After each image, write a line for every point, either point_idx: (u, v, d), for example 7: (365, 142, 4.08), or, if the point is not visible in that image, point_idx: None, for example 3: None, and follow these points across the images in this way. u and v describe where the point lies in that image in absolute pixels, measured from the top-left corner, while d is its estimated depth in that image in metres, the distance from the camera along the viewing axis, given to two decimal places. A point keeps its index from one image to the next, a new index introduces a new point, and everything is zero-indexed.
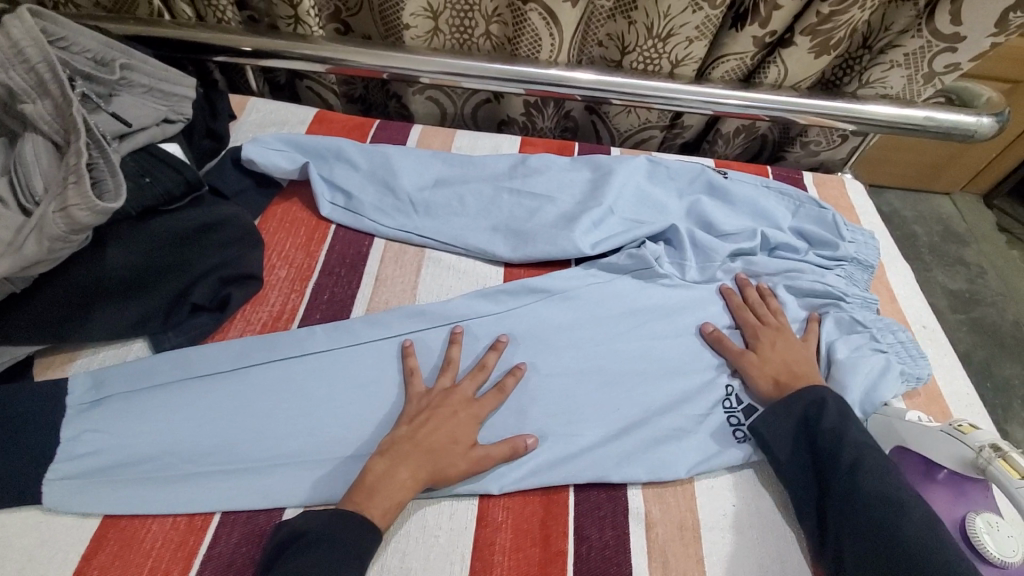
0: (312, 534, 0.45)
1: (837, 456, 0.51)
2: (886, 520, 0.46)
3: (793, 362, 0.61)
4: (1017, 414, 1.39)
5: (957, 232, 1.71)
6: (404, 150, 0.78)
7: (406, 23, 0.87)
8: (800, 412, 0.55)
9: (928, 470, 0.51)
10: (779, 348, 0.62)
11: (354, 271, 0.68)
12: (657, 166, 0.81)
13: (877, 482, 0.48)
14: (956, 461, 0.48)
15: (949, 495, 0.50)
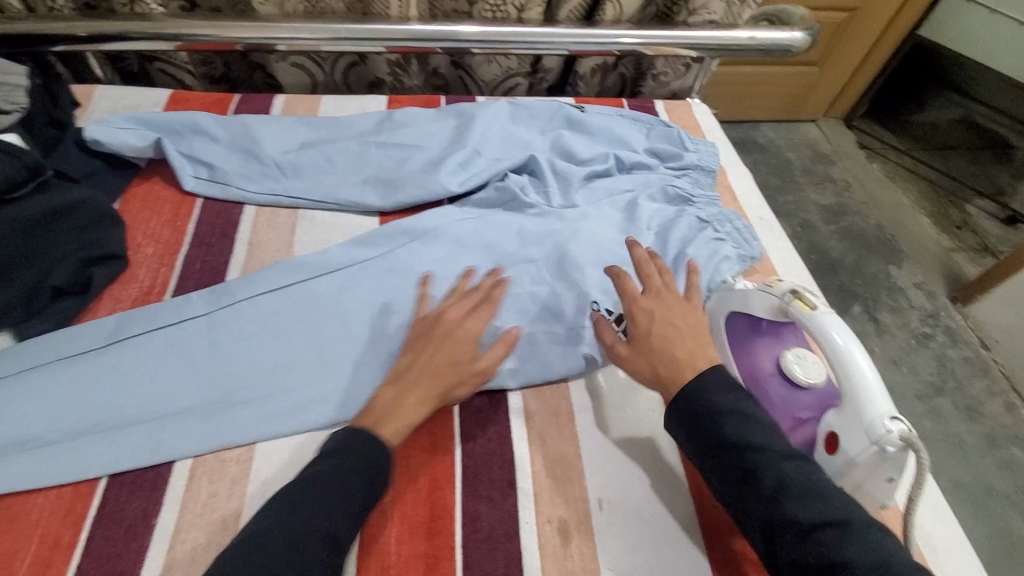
0: (344, 447, 0.48)
1: (752, 470, 0.44)
2: (833, 554, 0.39)
3: (688, 359, 0.51)
4: (883, 302, 1.52)
5: (824, 153, 1.86)
6: (266, 118, 0.78)
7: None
8: (708, 426, 0.47)
9: (753, 323, 0.60)
10: (675, 346, 0.52)
11: (225, 239, 0.68)
12: (518, 108, 0.86)
13: (810, 505, 0.41)
14: (771, 310, 0.56)
15: (769, 341, 0.59)
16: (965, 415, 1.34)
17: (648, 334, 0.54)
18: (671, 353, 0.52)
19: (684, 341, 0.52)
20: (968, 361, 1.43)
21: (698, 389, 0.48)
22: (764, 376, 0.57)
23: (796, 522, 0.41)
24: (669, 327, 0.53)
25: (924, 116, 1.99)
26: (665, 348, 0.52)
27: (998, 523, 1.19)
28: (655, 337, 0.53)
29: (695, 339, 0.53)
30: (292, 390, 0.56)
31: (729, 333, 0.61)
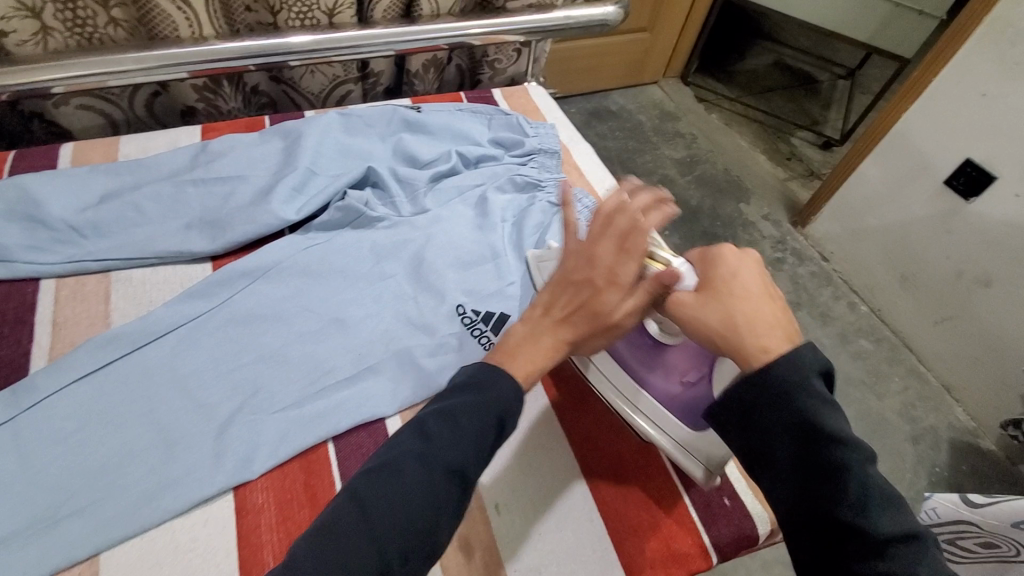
0: (462, 385, 0.47)
1: (839, 475, 0.41)
2: (908, 574, 0.38)
3: (773, 326, 0.47)
4: (741, 238, 1.67)
5: (670, 111, 1.99)
6: (46, 174, 0.66)
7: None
8: (798, 419, 0.43)
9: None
10: (759, 312, 0.48)
11: (20, 325, 0.58)
12: (350, 118, 0.80)
13: (890, 515, 0.40)
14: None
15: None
16: (820, 321, 1.52)
17: (726, 294, 0.49)
18: (754, 316, 0.48)
19: (766, 307, 0.48)
20: (815, 275, 1.62)
21: (799, 363, 0.44)
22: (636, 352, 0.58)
23: (873, 535, 0.39)
24: (750, 292, 0.49)
25: (745, 65, 2.18)
26: (745, 309, 0.48)
27: (859, 407, 1.37)
28: (736, 296, 0.49)
29: (775, 309, 0.49)
30: (134, 482, 0.49)
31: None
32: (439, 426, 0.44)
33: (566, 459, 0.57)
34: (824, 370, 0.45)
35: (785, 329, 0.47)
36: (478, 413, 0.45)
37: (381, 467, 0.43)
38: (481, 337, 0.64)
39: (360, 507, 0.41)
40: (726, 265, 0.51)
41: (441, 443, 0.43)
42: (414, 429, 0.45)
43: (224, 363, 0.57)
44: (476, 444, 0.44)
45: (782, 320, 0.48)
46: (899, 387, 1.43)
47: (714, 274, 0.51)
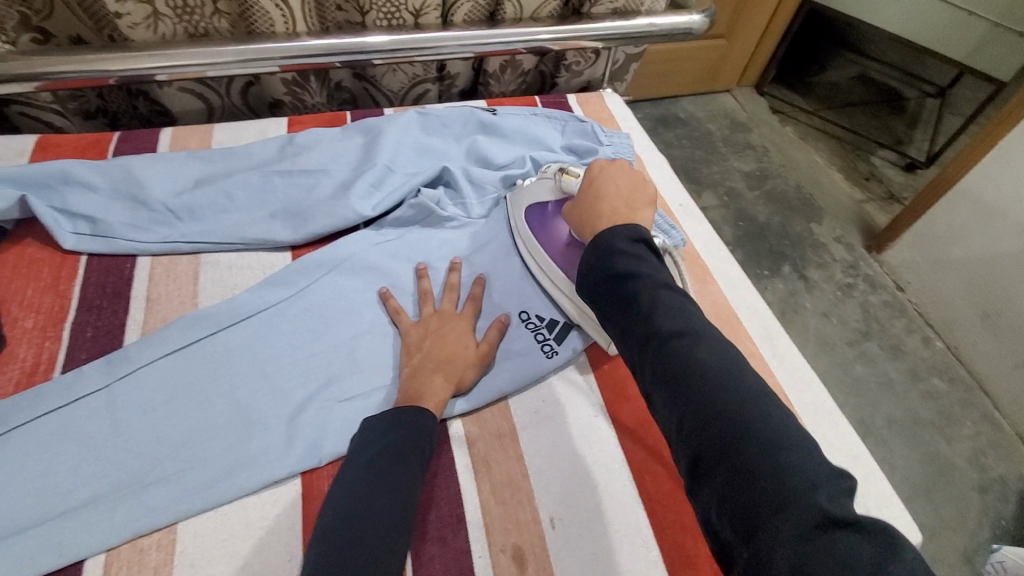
0: (387, 426, 0.50)
1: (655, 336, 0.43)
2: (686, 359, 0.40)
3: (608, 216, 0.54)
4: (810, 258, 1.59)
5: (741, 122, 1.92)
6: (150, 157, 0.71)
7: (115, 9, 0.74)
8: (615, 284, 0.46)
9: (544, 210, 0.69)
10: (600, 207, 0.56)
11: (118, 298, 0.62)
12: (429, 118, 0.81)
13: (673, 318, 0.43)
14: (553, 188, 0.68)
15: (561, 222, 0.67)
16: (890, 354, 1.43)
17: (588, 196, 0.58)
18: (602, 207, 0.56)
19: (611, 202, 0.56)
20: (888, 304, 1.52)
21: (607, 241, 0.49)
22: (561, 249, 0.66)
23: (659, 333, 0.42)
24: (607, 191, 0.57)
25: (826, 77, 2.08)
26: (598, 203, 0.56)
27: (927, 450, 1.28)
28: (590, 198, 0.58)
29: (630, 205, 0.55)
30: (212, 457, 0.52)
31: (532, 225, 0.69)
32: (386, 465, 0.47)
33: (624, 478, 0.56)
34: (649, 242, 0.48)
35: (625, 218, 0.53)
36: (416, 445, 0.49)
37: (351, 500, 0.44)
38: (543, 345, 0.64)
39: (354, 534, 0.42)
40: (598, 173, 0.60)
41: (394, 475, 0.46)
42: (364, 467, 0.47)
43: (298, 351, 0.59)
44: (421, 466, 0.49)
45: (628, 210, 0.55)
46: (973, 432, 1.32)
47: (585, 182, 0.60)
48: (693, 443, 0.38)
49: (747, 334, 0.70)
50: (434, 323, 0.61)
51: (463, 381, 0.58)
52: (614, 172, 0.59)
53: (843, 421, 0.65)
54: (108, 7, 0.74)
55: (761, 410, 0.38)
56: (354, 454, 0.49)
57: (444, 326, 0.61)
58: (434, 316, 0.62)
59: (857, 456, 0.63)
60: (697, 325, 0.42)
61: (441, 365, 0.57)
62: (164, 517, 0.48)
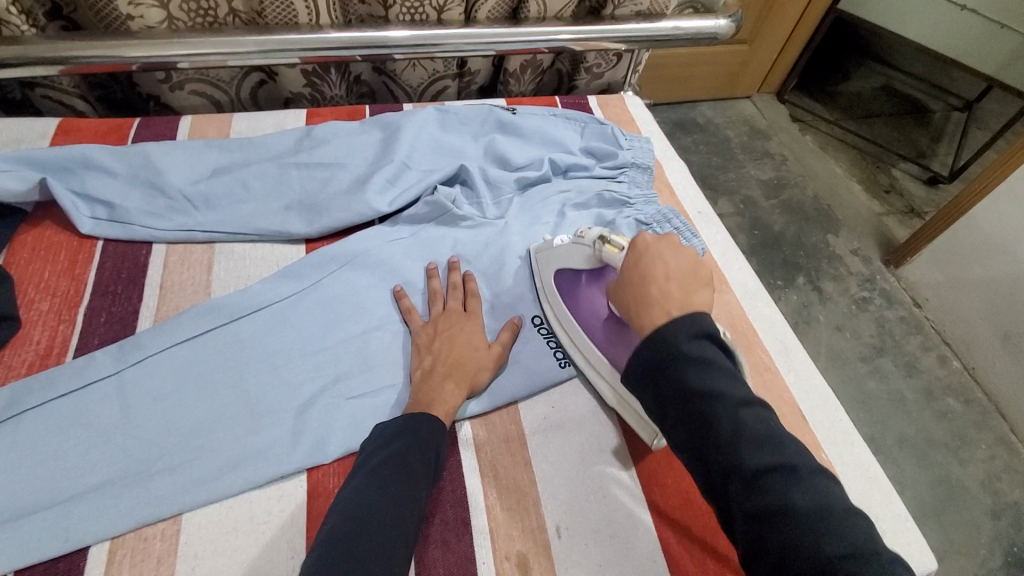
0: (395, 432, 0.50)
1: (704, 418, 0.43)
2: (740, 449, 0.41)
3: (661, 303, 0.48)
4: (825, 270, 1.57)
5: (761, 129, 1.89)
6: (169, 145, 0.71)
7: (127, 13, 0.76)
8: (675, 380, 0.44)
9: (576, 277, 0.64)
10: (648, 289, 0.50)
11: (133, 285, 0.62)
12: (447, 115, 0.81)
13: (725, 404, 0.42)
14: (590, 257, 0.62)
15: (595, 292, 0.63)
16: (904, 372, 1.40)
17: (634, 275, 0.52)
18: (655, 292, 0.49)
19: (662, 286, 0.49)
20: (904, 320, 1.50)
21: (668, 338, 0.45)
22: (599, 326, 0.61)
23: (712, 420, 0.42)
24: (657, 272, 0.51)
25: (850, 86, 2.04)
26: (650, 287, 0.50)
27: (937, 471, 1.25)
28: (636, 279, 0.51)
29: (684, 286, 0.49)
30: (219, 449, 0.52)
31: (562, 291, 0.65)
32: (392, 469, 0.47)
33: (632, 488, 0.56)
34: (712, 335, 0.45)
35: (681, 303, 0.48)
36: (422, 451, 0.49)
37: (355, 500, 0.44)
38: (554, 350, 0.64)
39: (355, 534, 0.41)
40: (646, 248, 0.54)
41: (399, 479, 0.46)
42: (371, 469, 0.47)
43: (309, 345, 0.59)
44: (427, 472, 0.48)
45: (684, 296, 0.48)
46: (986, 455, 1.30)
47: (630, 260, 0.54)
48: (758, 541, 0.39)
49: (762, 346, 0.69)
50: (443, 323, 0.61)
51: (475, 382, 0.58)
52: (666, 249, 0.53)
53: (859, 440, 0.64)
54: (122, 9, 0.75)
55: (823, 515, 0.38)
56: (362, 456, 0.49)
57: (455, 332, 0.60)
58: (448, 319, 0.61)
59: (872, 476, 0.61)
60: (744, 401, 0.43)
61: (452, 370, 0.57)
62: (169, 507, 0.48)
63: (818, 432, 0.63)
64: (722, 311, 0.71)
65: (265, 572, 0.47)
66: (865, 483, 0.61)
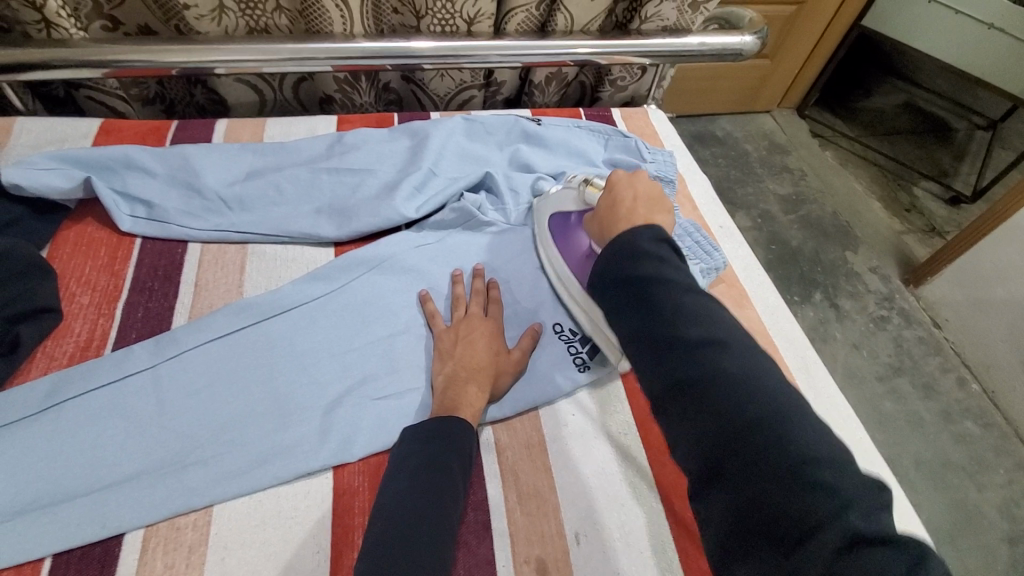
0: (430, 433, 0.51)
1: (680, 342, 0.42)
2: (713, 371, 0.40)
3: (627, 217, 0.54)
4: (843, 287, 1.55)
5: (780, 144, 1.89)
6: (205, 147, 0.73)
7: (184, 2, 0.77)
8: (644, 298, 0.45)
9: (567, 219, 0.70)
10: (618, 209, 0.56)
11: (169, 282, 0.64)
12: (474, 124, 0.82)
13: (701, 325, 0.42)
14: (577, 199, 0.68)
15: (582, 231, 0.68)
16: (922, 393, 1.39)
17: (607, 202, 0.59)
18: (626, 211, 0.55)
19: (629, 206, 0.56)
20: (922, 340, 1.48)
21: (630, 239, 0.49)
22: (578, 258, 0.67)
23: (684, 338, 0.42)
24: (626, 196, 0.57)
25: (872, 103, 2.03)
26: (622, 210, 0.56)
27: (954, 494, 1.24)
28: (609, 204, 0.58)
29: (648, 209, 0.55)
30: (248, 444, 0.53)
31: (555, 234, 0.70)
32: (430, 473, 0.48)
33: (651, 499, 0.56)
34: (673, 241, 0.48)
35: (644, 218, 0.53)
36: (456, 454, 0.50)
37: (400, 504, 0.46)
38: (575, 357, 0.65)
39: (405, 537, 0.43)
40: (620, 180, 0.60)
41: (437, 484, 0.48)
42: (411, 474, 0.48)
43: (338, 346, 0.60)
44: (463, 476, 0.50)
45: (646, 213, 0.54)
46: (1004, 480, 1.27)
47: (607, 189, 0.60)
48: (733, 472, 0.38)
49: (781, 362, 0.69)
50: (466, 328, 0.62)
51: (496, 388, 0.59)
52: (636, 178, 0.60)
53: (878, 460, 0.64)
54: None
55: (790, 423, 0.37)
56: (399, 460, 0.50)
57: (478, 335, 0.61)
58: (474, 321, 0.63)
59: (891, 497, 0.61)
60: (720, 331, 0.42)
61: (474, 373, 0.58)
62: (201, 500, 0.50)
63: None
64: (743, 325, 0.72)
65: (290, 567, 0.48)
66: (884, 502, 0.61)
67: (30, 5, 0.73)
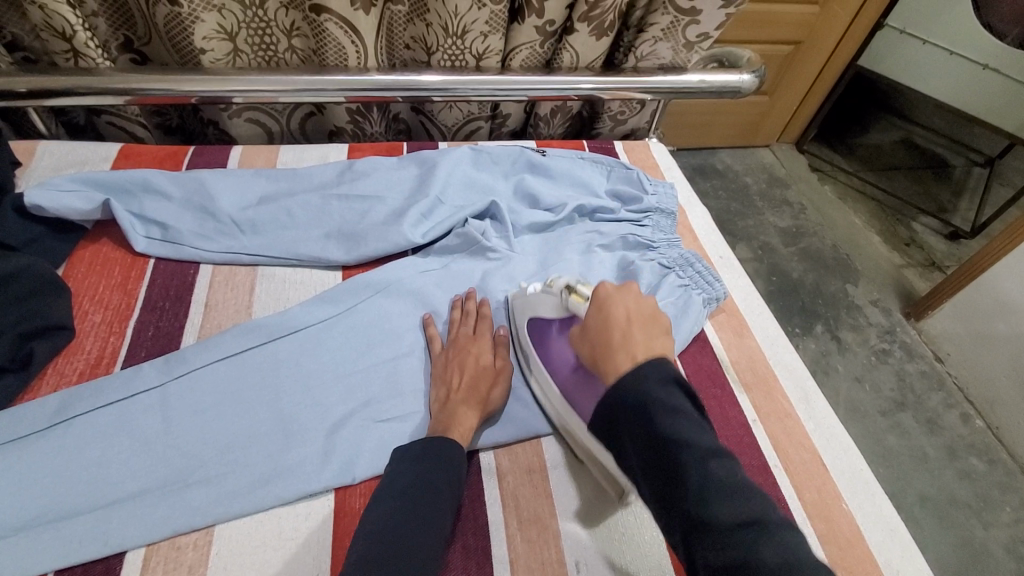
0: (422, 455, 0.52)
1: (645, 433, 0.45)
2: (675, 446, 0.43)
3: (626, 348, 0.52)
4: (844, 320, 1.56)
5: (780, 177, 1.92)
6: (221, 172, 0.75)
7: (201, 46, 0.81)
8: (619, 400, 0.48)
9: (548, 327, 0.65)
10: (613, 334, 0.53)
11: (180, 302, 0.66)
12: (481, 154, 0.85)
13: (660, 409, 0.45)
14: (558, 306, 0.63)
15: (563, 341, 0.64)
16: (925, 428, 1.38)
17: (599, 325, 0.55)
18: (625, 339, 0.53)
19: (626, 330, 0.53)
20: (925, 375, 1.48)
21: (636, 386, 0.47)
22: (565, 374, 0.61)
23: (651, 424, 0.45)
24: (619, 319, 0.55)
25: (869, 139, 2.08)
26: (618, 335, 0.53)
27: (959, 531, 1.22)
28: (601, 327, 0.55)
29: (645, 331, 0.53)
30: (253, 464, 0.54)
31: (534, 340, 0.66)
32: (416, 494, 0.49)
33: (651, 526, 0.56)
34: (679, 379, 0.47)
35: (644, 346, 0.51)
36: (446, 477, 0.51)
37: (388, 526, 0.46)
38: None
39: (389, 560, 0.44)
40: (609, 295, 0.57)
41: (423, 504, 0.48)
42: (396, 494, 0.49)
43: (343, 368, 0.61)
44: (450, 497, 0.50)
45: (651, 341, 0.52)
46: (1010, 517, 1.26)
47: (596, 307, 0.57)
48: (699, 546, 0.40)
49: (781, 392, 0.70)
50: (458, 349, 0.63)
51: (489, 406, 0.60)
52: (625, 294, 0.57)
53: (879, 491, 0.64)
54: (195, 43, 0.81)
55: (745, 494, 0.40)
56: (383, 481, 0.51)
57: (471, 358, 0.62)
58: (470, 344, 0.64)
59: (892, 529, 0.61)
60: (685, 403, 0.45)
61: (466, 395, 0.59)
62: (203, 518, 0.50)
63: (838, 482, 0.63)
64: (744, 354, 0.73)
65: None
66: (886, 535, 0.60)
67: (59, 36, 0.76)
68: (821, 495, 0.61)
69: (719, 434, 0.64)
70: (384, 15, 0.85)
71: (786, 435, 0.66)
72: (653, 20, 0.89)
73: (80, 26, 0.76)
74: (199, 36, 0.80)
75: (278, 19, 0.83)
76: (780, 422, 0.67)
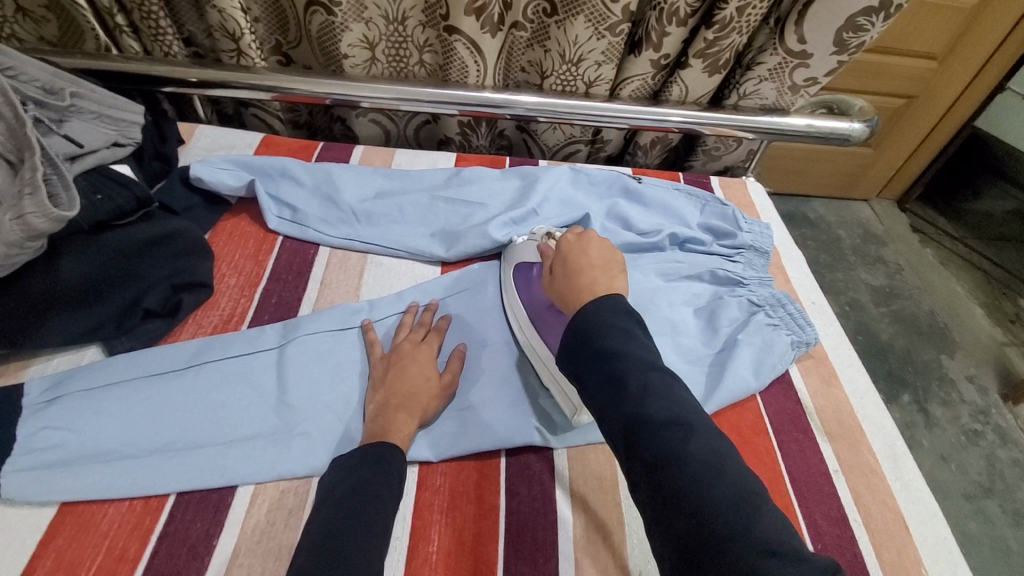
0: None
1: (641, 421, 0.44)
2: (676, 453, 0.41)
3: (590, 288, 0.56)
4: (936, 393, 1.45)
5: (876, 234, 1.83)
6: (346, 166, 0.83)
7: (344, 52, 0.91)
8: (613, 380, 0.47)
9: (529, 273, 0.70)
10: (580, 278, 0.58)
11: (300, 276, 0.73)
12: (580, 174, 0.89)
13: (663, 407, 0.44)
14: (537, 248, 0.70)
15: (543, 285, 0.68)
16: (1014, 521, 1.24)
17: (564, 271, 0.60)
18: (589, 281, 0.57)
19: (591, 274, 0.58)
20: (1019, 463, 1.35)
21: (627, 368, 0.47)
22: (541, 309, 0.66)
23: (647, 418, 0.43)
24: (586, 263, 0.60)
25: (980, 205, 1.95)
26: (581, 279, 0.58)
27: None
28: (568, 270, 0.60)
29: (608, 273, 0.58)
30: (350, 427, 0.59)
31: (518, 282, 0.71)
32: None
33: None
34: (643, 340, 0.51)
35: (607, 286, 0.56)
36: None
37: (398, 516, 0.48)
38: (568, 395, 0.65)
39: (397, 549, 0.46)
40: (572, 245, 0.63)
41: None
42: None
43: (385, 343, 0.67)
44: None
45: (613, 280, 0.57)
46: None
47: (560, 254, 0.62)
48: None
49: (868, 447, 0.67)
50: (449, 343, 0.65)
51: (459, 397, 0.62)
52: (584, 242, 0.63)
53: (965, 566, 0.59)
54: (341, 49, 0.91)
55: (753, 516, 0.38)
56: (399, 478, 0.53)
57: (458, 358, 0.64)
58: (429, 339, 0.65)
59: None
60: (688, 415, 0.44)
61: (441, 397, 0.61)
62: (303, 468, 0.55)
63: (922, 546, 0.60)
64: (829, 402, 0.71)
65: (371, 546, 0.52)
66: None
67: (230, 37, 0.88)
68: (902, 557, 0.59)
69: (797, 477, 0.63)
70: (507, 40, 0.92)
71: (868, 489, 0.63)
72: (762, 58, 0.90)
73: (247, 29, 0.87)
74: (344, 44, 0.90)
75: (415, 36, 0.91)
76: (863, 477, 0.64)
